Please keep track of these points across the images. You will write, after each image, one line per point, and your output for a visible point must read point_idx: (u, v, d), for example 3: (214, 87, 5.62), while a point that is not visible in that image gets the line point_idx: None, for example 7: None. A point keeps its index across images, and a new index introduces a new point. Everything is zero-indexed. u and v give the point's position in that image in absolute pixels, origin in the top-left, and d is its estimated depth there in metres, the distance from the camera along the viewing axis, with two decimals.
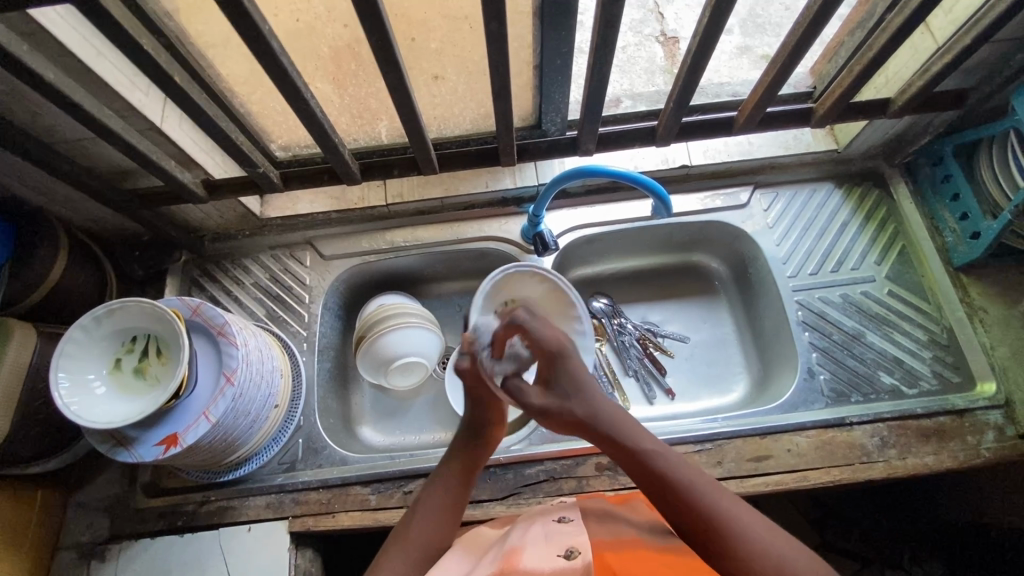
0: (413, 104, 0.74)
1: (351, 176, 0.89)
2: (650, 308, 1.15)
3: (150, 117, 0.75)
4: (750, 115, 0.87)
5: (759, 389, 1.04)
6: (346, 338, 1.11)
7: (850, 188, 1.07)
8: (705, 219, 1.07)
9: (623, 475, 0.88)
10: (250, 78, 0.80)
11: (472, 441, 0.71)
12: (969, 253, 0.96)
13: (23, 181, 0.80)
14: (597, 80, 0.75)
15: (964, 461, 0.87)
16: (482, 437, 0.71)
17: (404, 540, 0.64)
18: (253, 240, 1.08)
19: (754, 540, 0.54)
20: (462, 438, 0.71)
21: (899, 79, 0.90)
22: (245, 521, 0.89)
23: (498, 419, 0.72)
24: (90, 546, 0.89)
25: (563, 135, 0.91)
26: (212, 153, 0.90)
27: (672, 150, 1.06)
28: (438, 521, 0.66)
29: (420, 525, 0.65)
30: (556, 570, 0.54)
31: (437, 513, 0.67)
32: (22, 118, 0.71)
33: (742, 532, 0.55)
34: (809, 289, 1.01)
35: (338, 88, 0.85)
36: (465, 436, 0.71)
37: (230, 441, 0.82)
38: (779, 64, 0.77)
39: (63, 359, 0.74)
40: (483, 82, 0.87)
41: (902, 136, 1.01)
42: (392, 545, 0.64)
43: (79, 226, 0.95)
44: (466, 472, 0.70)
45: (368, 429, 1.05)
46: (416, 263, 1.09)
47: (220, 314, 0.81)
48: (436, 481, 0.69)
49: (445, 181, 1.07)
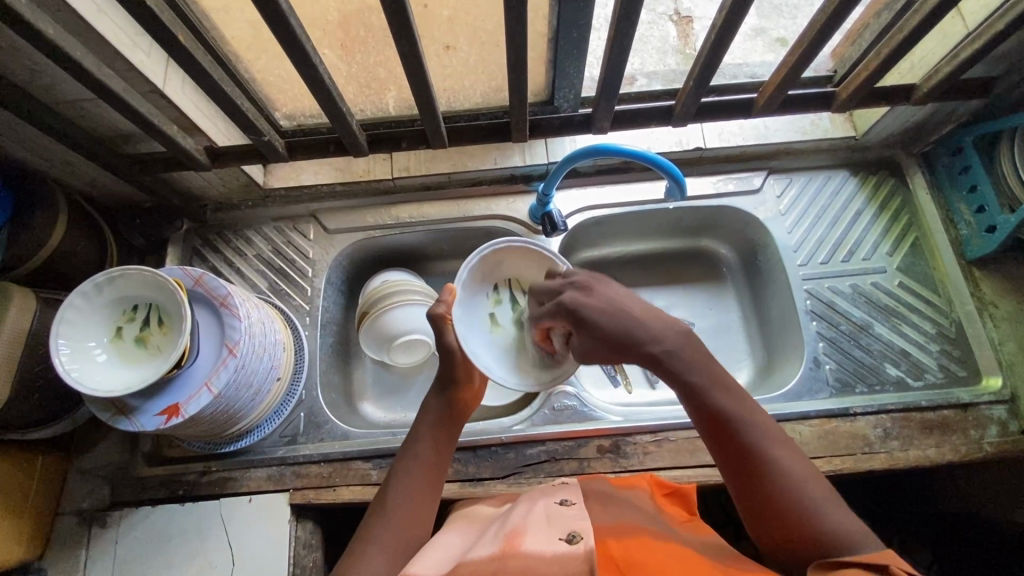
0: (426, 76, 0.72)
1: (359, 148, 0.87)
2: (656, 292, 1.14)
3: (152, 79, 0.73)
4: (771, 97, 0.84)
5: (763, 377, 1.04)
6: (349, 313, 1.10)
7: (865, 176, 1.05)
8: (716, 204, 1.05)
9: (625, 458, 0.88)
10: (255, 41, 0.77)
11: (443, 395, 0.72)
12: (983, 247, 0.94)
13: (22, 143, 0.78)
14: (616, 56, 0.72)
15: (966, 455, 0.87)
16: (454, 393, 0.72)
17: (387, 505, 0.63)
18: (255, 211, 1.06)
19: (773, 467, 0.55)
20: (433, 394, 0.72)
21: (924, 65, 0.88)
22: (246, 492, 0.89)
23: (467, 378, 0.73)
24: (91, 512, 0.89)
25: (576, 112, 0.89)
26: (216, 119, 0.88)
27: (687, 132, 1.03)
28: (419, 482, 0.65)
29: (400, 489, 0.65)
30: (557, 554, 0.53)
31: (417, 475, 0.66)
32: (20, 76, 0.69)
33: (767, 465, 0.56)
34: (819, 278, 1.00)
35: (346, 56, 0.82)
36: (437, 392, 0.72)
37: (231, 413, 0.82)
38: (804, 45, 0.74)
39: (63, 325, 0.73)
40: (496, 54, 0.84)
41: (922, 124, 0.99)
42: (375, 513, 0.63)
43: (77, 191, 0.93)
44: (442, 429, 0.70)
45: (369, 405, 1.05)
46: (421, 239, 1.07)
47: (223, 285, 0.80)
48: (413, 442, 0.69)
49: (453, 156, 1.05)
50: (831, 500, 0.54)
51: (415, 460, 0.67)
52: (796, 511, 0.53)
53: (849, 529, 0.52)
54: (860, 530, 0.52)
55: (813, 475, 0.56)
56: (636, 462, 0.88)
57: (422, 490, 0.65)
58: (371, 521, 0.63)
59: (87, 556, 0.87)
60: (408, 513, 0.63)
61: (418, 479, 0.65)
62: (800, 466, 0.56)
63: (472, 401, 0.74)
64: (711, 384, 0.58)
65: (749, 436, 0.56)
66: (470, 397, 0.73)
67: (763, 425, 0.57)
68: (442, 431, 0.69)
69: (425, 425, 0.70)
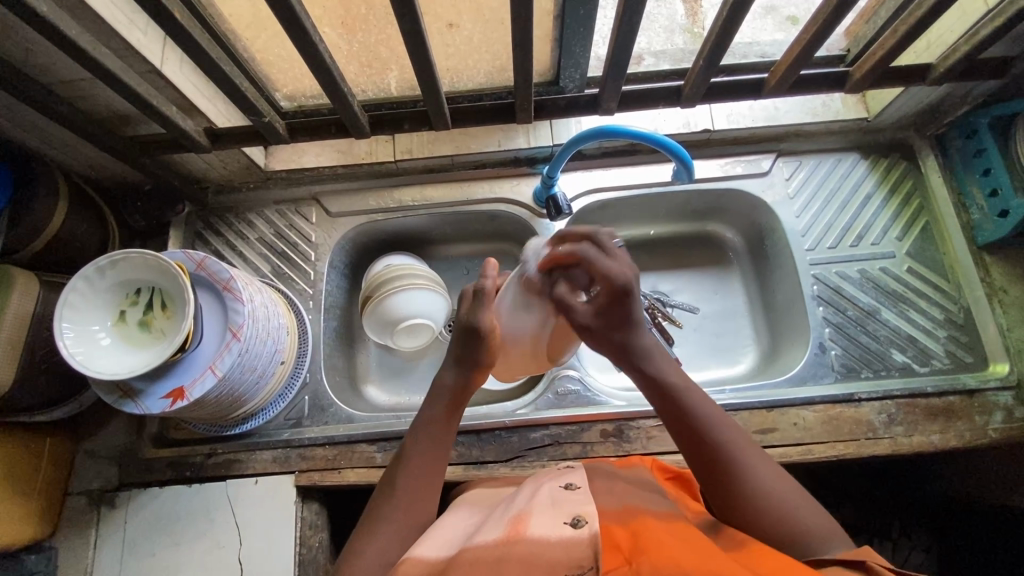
0: (430, 57, 0.71)
1: (360, 130, 0.86)
2: (661, 277, 1.13)
3: (148, 58, 0.71)
4: (783, 77, 0.82)
5: (768, 362, 1.04)
6: (352, 296, 1.09)
7: (876, 159, 1.03)
8: (723, 187, 1.03)
9: (627, 442, 0.89)
10: (254, 20, 0.75)
11: (457, 372, 0.71)
12: (995, 232, 0.92)
13: (19, 124, 0.77)
14: (626, 31, 0.70)
15: (971, 441, 0.87)
16: (472, 371, 0.71)
17: (393, 491, 0.64)
18: (257, 194, 1.05)
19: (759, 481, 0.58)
20: (448, 371, 0.71)
21: (941, 44, 0.85)
22: (251, 475, 0.90)
23: (489, 362, 0.72)
24: (100, 493, 0.90)
25: (582, 92, 0.87)
26: (215, 99, 0.86)
27: (695, 113, 1.01)
28: (431, 459, 0.66)
29: (410, 474, 0.65)
30: (562, 539, 0.53)
31: (422, 458, 0.66)
32: (15, 55, 0.67)
33: (753, 477, 0.58)
34: (826, 263, 0.99)
35: (347, 34, 0.80)
36: (453, 370, 0.71)
37: (236, 396, 0.82)
38: (820, 23, 0.72)
39: (67, 309, 0.72)
40: (501, 32, 0.82)
41: (936, 106, 0.97)
42: (381, 498, 0.64)
43: (78, 174, 0.92)
44: (450, 410, 0.69)
45: (373, 389, 1.06)
46: (423, 224, 1.07)
47: (226, 269, 0.80)
48: (423, 423, 0.68)
49: (457, 137, 1.03)
50: (800, 497, 0.58)
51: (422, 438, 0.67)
52: (769, 508, 0.57)
53: (818, 534, 0.55)
54: (833, 527, 0.56)
55: (791, 487, 0.58)
56: (639, 446, 0.88)
57: (430, 467, 0.66)
58: (377, 504, 0.64)
59: (97, 535, 0.88)
60: (414, 495, 0.64)
61: (428, 454, 0.66)
62: (777, 479, 0.59)
63: (484, 382, 0.73)
64: (673, 382, 0.64)
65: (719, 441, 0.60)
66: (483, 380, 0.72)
67: (726, 427, 0.62)
68: (453, 414, 0.69)
69: (436, 406, 0.69)
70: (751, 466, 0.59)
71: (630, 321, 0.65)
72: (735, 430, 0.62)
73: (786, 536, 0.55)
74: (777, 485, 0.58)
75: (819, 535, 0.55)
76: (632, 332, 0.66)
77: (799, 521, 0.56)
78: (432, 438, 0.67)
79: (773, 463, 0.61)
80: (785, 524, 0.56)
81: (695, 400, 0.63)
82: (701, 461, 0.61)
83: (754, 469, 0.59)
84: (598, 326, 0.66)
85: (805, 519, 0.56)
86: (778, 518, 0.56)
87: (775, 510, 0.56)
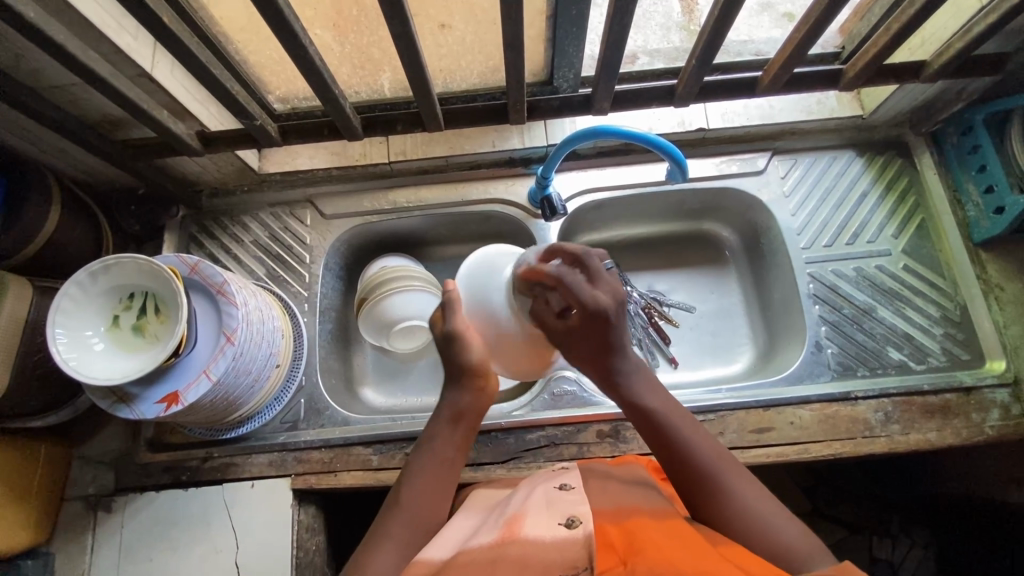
0: (421, 58, 0.70)
1: (353, 132, 0.85)
2: (658, 276, 1.12)
3: (138, 62, 0.71)
4: (776, 75, 0.81)
5: (764, 361, 1.04)
6: (347, 298, 1.09)
7: (872, 157, 1.03)
8: (718, 186, 1.03)
9: (624, 442, 0.88)
10: (244, 23, 0.75)
11: (459, 391, 0.72)
12: (991, 228, 0.93)
13: (9, 130, 0.77)
14: (617, 30, 0.69)
15: (967, 438, 0.87)
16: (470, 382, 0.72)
17: (399, 503, 0.64)
18: (251, 196, 1.04)
19: (742, 499, 0.59)
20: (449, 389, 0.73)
21: (935, 41, 0.85)
22: (247, 478, 0.90)
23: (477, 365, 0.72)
24: (96, 498, 0.90)
25: (576, 92, 0.86)
26: (207, 103, 0.85)
27: (689, 112, 1.01)
28: (438, 471, 0.67)
29: (416, 485, 0.65)
30: (556, 540, 0.53)
31: (427, 471, 0.67)
32: (4, 61, 0.67)
33: (736, 495, 0.59)
34: (822, 262, 0.99)
35: (338, 36, 0.79)
36: (451, 386, 0.73)
37: (231, 400, 0.82)
38: (811, 21, 0.71)
39: (60, 314, 0.72)
40: (493, 32, 0.82)
41: (931, 103, 0.96)
42: (387, 510, 0.64)
43: (70, 178, 0.92)
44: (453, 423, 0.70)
45: (369, 391, 1.06)
46: (418, 225, 1.06)
47: (220, 272, 0.79)
48: (428, 438, 0.70)
49: (451, 138, 1.03)
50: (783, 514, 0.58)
51: (431, 454, 0.68)
52: (750, 526, 0.57)
53: (806, 553, 0.55)
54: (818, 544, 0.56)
55: (774, 505, 0.59)
56: (635, 446, 0.88)
57: (436, 480, 0.66)
58: (383, 517, 0.63)
59: (94, 540, 0.88)
60: (422, 505, 0.64)
61: (434, 466, 0.67)
62: (761, 497, 0.59)
63: (485, 389, 0.72)
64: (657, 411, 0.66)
65: (702, 462, 0.62)
66: (483, 390, 0.72)
67: (709, 448, 0.63)
68: (456, 428, 0.70)
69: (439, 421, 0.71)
70: (734, 486, 0.60)
71: (612, 350, 0.67)
72: (719, 451, 0.63)
73: (767, 553, 0.56)
74: (760, 503, 0.59)
75: (810, 553, 0.55)
76: (616, 357, 0.67)
77: (783, 537, 0.56)
78: (436, 450, 0.68)
79: (757, 481, 0.61)
80: (776, 546, 0.56)
81: (678, 422, 0.65)
82: (683, 481, 0.62)
83: (736, 489, 0.60)
84: (576, 344, 0.68)
85: (789, 536, 0.56)
86: (761, 534, 0.57)
87: (756, 527, 0.57)
